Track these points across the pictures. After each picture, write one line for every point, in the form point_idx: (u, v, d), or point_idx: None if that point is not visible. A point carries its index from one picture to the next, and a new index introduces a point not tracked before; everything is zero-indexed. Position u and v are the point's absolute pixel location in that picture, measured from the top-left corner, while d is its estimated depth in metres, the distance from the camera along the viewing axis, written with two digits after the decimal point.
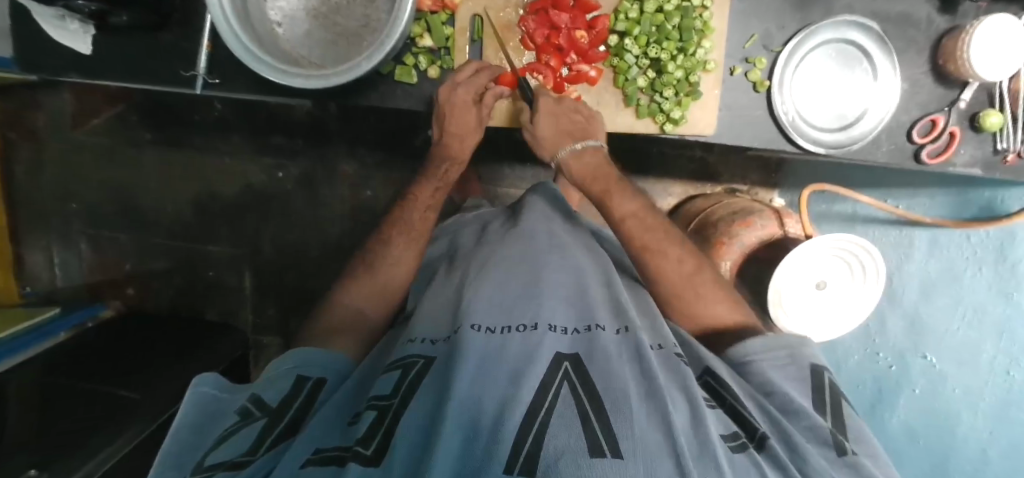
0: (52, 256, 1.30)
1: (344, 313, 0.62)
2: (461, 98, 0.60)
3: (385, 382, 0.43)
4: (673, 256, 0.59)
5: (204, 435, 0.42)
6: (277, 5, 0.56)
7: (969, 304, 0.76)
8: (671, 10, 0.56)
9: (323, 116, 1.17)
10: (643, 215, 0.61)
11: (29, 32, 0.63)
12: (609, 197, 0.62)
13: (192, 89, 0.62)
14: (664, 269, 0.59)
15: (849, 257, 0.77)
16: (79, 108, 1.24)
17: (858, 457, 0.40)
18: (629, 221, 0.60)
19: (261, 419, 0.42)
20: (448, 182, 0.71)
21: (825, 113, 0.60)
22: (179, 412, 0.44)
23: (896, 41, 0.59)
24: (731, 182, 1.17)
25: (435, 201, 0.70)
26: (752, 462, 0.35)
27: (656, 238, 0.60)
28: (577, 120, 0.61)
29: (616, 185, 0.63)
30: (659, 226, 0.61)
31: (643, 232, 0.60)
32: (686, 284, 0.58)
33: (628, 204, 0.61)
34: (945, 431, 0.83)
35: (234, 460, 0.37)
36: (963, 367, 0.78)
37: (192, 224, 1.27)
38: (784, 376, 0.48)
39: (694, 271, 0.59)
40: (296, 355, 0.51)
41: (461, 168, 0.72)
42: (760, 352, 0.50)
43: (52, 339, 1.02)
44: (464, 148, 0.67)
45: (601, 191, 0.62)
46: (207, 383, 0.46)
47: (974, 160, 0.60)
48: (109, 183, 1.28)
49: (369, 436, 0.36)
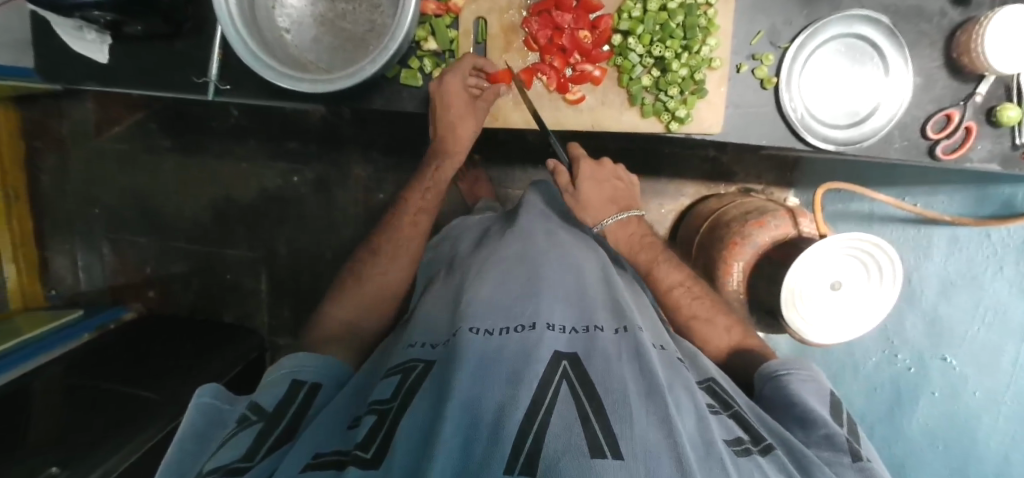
0: (75, 260, 1.35)
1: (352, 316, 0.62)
2: (451, 85, 0.60)
3: (384, 386, 0.43)
4: (720, 325, 0.63)
5: (204, 445, 0.42)
6: (285, 12, 0.57)
7: (989, 305, 0.73)
8: (674, 8, 0.56)
9: (336, 121, 1.19)
10: (688, 285, 0.67)
11: (49, 43, 0.65)
12: (655, 267, 0.66)
13: (204, 94, 0.64)
14: (710, 338, 0.62)
15: (865, 257, 0.75)
16: (102, 116, 1.28)
17: (871, 463, 0.40)
18: (675, 291, 0.65)
19: (259, 423, 0.42)
20: (437, 184, 0.71)
21: (835, 109, 0.59)
22: (184, 420, 0.44)
23: (908, 35, 0.57)
24: (746, 181, 1.15)
25: (426, 203, 0.71)
26: (756, 465, 0.35)
27: (703, 307, 0.64)
28: (618, 188, 0.70)
29: (661, 255, 0.68)
30: (704, 296, 0.66)
31: (692, 302, 0.64)
32: (733, 351, 0.61)
33: (674, 275, 0.66)
34: (965, 434, 0.80)
35: (231, 465, 0.37)
36: (983, 370, 0.76)
37: (209, 228, 1.30)
38: (809, 390, 0.47)
39: (741, 339, 0.62)
40: (297, 358, 0.51)
41: (455, 165, 0.71)
42: (786, 368, 0.51)
43: (79, 339, 1.07)
44: (459, 141, 0.66)
45: (647, 263, 0.67)
46: (208, 392, 0.46)
47: (991, 155, 0.58)
48: (130, 188, 1.32)
49: (368, 440, 0.36)
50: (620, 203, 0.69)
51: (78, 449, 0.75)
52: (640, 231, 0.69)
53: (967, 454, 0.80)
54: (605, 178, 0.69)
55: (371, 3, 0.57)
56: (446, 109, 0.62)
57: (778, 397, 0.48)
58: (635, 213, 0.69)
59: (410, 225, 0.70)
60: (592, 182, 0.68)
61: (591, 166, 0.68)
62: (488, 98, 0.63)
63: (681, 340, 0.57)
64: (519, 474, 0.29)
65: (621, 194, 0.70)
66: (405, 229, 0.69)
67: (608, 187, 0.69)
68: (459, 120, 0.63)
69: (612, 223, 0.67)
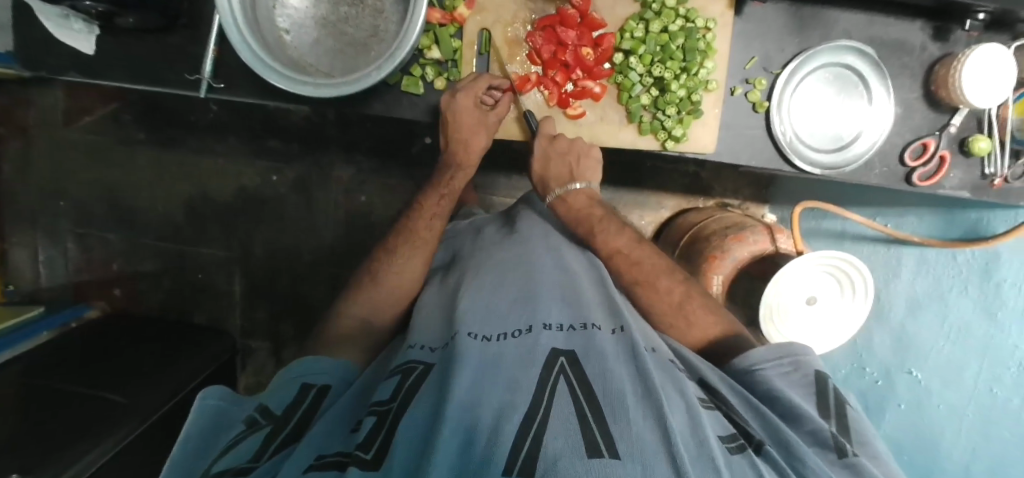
0: (37, 254, 1.28)
1: (352, 320, 0.61)
2: (462, 106, 0.60)
3: (385, 388, 0.43)
4: (662, 288, 0.61)
5: (207, 445, 0.40)
6: (285, 12, 0.56)
7: (956, 322, 0.77)
8: (675, 31, 0.58)
9: (321, 122, 1.17)
10: (628, 250, 0.64)
11: (27, 29, 0.62)
12: (594, 233, 0.64)
13: (196, 92, 0.62)
14: (652, 302, 0.61)
15: (839, 275, 0.78)
16: (71, 105, 1.22)
17: (859, 457, 0.40)
18: (615, 257, 0.63)
19: (267, 427, 0.41)
20: (453, 190, 0.70)
21: (822, 135, 0.62)
22: (185, 424, 0.42)
23: (891, 67, 0.61)
24: (724, 196, 1.19)
25: (441, 208, 0.69)
26: (748, 461, 0.36)
27: (643, 271, 0.62)
28: (567, 161, 0.64)
29: (600, 223, 0.65)
30: (646, 258, 0.63)
31: (632, 267, 0.62)
32: (675, 313, 0.60)
33: (613, 241, 0.64)
34: (929, 447, 0.84)
35: (237, 466, 0.36)
36: (948, 384, 0.79)
37: (183, 225, 1.26)
38: (790, 384, 0.48)
39: (682, 300, 0.60)
40: (303, 363, 0.50)
41: (467, 174, 0.71)
42: (764, 361, 0.50)
43: (36, 339, 1.02)
44: (472, 154, 0.67)
45: (587, 228, 0.65)
46: (212, 393, 0.45)
47: (963, 183, 0.62)
48: (99, 181, 1.26)
49: (369, 440, 0.36)
50: (563, 175, 0.65)
51: (41, 455, 0.71)
52: (583, 204, 0.66)
53: (931, 466, 0.85)
54: (556, 155, 0.63)
55: (375, 9, 0.56)
56: (457, 126, 0.62)
57: (759, 393, 0.49)
58: (576, 186, 0.66)
59: (406, 223, 0.69)
60: (540, 161, 0.64)
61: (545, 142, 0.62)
62: (499, 111, 0.63)
63: (665, 336, 0.57)
64: (519, 475, 0.29)
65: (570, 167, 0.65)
66: (398, 231, 0.68)
67: (557, 164, 0.64)
68: (470, 136, 0.64)
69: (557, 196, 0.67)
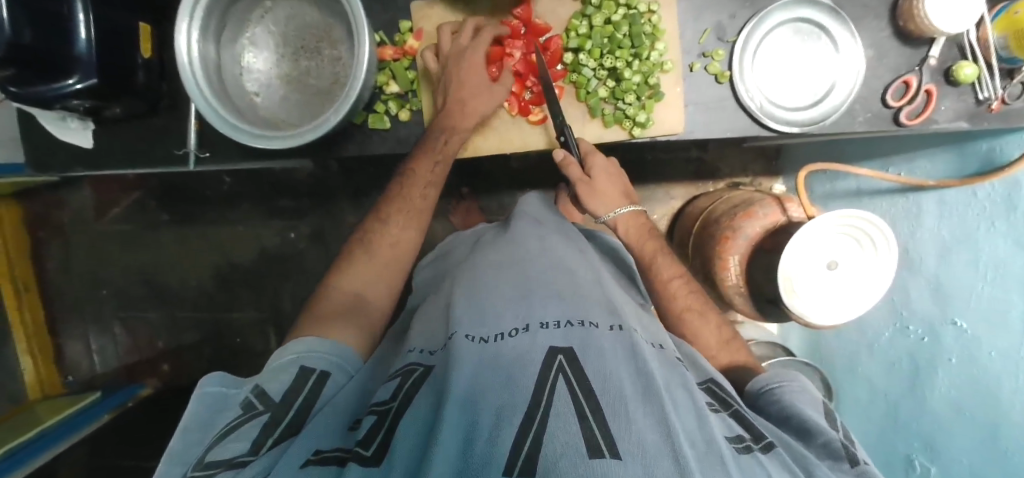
0: (89, 343, 1.36)
1: (342, 295, 0.59)
2: (473, 61, 0.60)
3: (385, 388, 0.43)
4: (714, 322, 0.59)
5: (208, 432, 0.42)
6: (252, 76, 0.59)
7: (989, 260, 0.65)
8: (618, 20, 0.58)
9: (324, 174, 1.22)
10: (686, 279, 0.63)
11: (37, 135, 0.68)
12: (653, 259, 0.63)
13: (185, 164, 0.66)
14: (695, 328, 0.59)
15: (857, 233, 0.74)
16: (100, 200, 1.32)
17: (870, 465, 0.40)
18: (673, 284, 0.61)
19: (266, 412, 0.42)
20: (448, 154, 0.63)
21: (794, 92, 0.60)
22: (187, 410, 0.44)
23: (852, 11, 0.59)
24: (733, 176, 1.16)
25: (435, 175, 0.64)
26: (757, 461, 0.35)
27: (698, 300, 0.61)
28: (621, 187, 0.65)
29: (660, 248, 0.64)
30: (696, 289, 0.62)
31: (687, 293, 0.61)
32: (722, 348, 0.58)
33: (674, 268, 0.62)
34: (989, 397, 0.67)
35: (236, 458, 0.37)
36: (994, 328, 0.65)
37: (214, 293, 1.32)
38: (804, 399, 0.47)
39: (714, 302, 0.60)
40: (306, 343, 0.51)
41: (461, 139, 0.63)
42: (776, 381, 0.50)
43: (97, 420, 1.07)
44: (468, 113, 0.61)
45: (643, 254, 0.64)
46: (214, 381, 0.46)
47: (957, 114, 0.59)
48: (133, 266, 1.34)
49: (369, 437, 0.37)
50: (620, 194, 0.65)
51: None
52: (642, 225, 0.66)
53: (998, 426, 0.65)
54: (606, 171, 0.63)
55: (332, 57, 0.59)
56: (460, 86, 0.60)
57: (768, 410, 0.48)
58: (630, 209, 0.65)
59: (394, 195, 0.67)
60: (603, 179, 0.63)
61: (602, 163, 0.63)
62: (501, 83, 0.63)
63: (682, 341, 0.56)
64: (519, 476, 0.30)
65: (623, 191, 0.65)
66: None
67: (609, 180, 0.63)
68: (469, 97, 0.61)
69: (617, 216, 0.64)
